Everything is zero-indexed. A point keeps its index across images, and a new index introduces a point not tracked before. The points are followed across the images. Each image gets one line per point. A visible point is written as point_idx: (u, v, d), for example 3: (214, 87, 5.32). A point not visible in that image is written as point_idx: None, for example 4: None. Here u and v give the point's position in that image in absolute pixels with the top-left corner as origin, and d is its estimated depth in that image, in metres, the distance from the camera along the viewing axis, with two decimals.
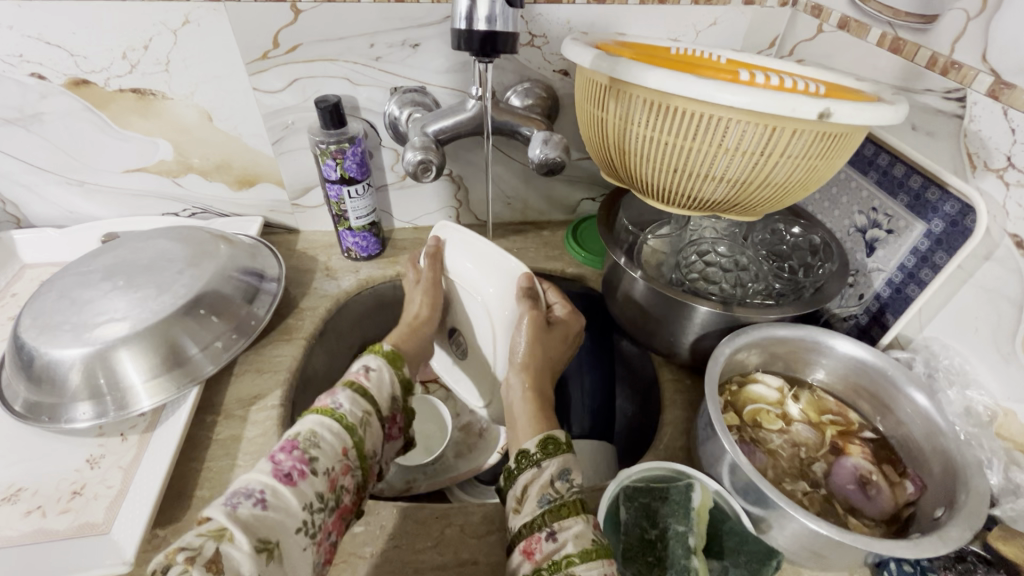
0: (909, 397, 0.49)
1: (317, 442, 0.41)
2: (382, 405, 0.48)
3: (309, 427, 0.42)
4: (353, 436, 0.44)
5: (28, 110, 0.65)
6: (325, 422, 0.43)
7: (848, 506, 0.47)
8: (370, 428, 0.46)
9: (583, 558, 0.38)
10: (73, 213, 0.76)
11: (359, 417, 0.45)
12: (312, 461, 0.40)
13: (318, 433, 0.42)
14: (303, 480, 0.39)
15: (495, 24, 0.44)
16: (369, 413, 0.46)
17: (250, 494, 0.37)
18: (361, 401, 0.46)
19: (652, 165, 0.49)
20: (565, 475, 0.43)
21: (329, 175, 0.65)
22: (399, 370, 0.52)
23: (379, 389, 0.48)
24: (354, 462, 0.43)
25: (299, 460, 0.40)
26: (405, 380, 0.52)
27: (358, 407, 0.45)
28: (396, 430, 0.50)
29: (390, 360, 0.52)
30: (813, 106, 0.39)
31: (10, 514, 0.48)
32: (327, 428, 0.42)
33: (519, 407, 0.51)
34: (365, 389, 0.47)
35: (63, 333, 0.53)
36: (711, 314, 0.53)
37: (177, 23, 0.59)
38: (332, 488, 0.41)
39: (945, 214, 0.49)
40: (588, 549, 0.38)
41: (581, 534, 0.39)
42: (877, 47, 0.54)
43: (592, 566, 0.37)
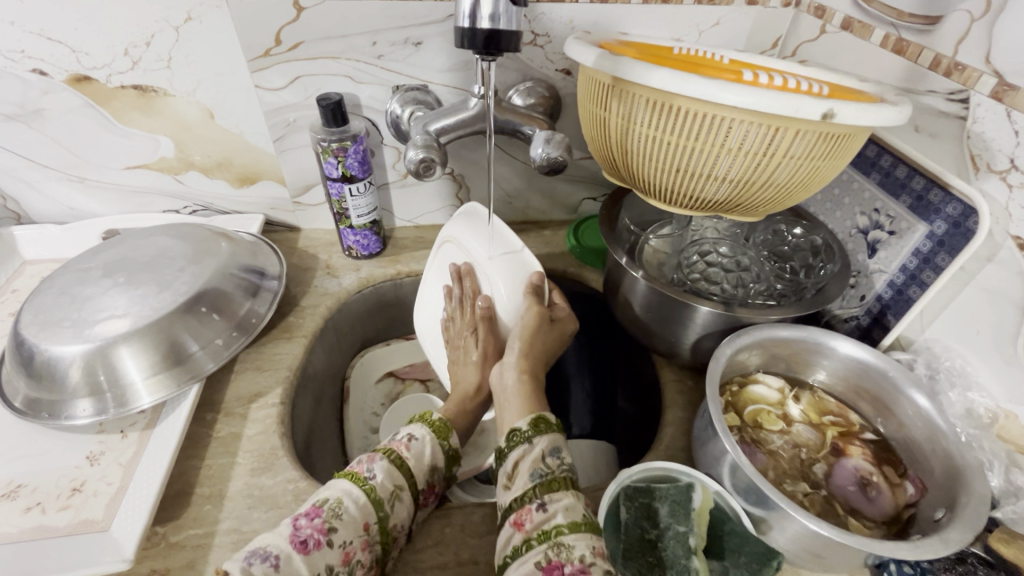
0: (910, 399, 0.49)
1: (341, 511, 0.41)
2: (417, 479, 0.47)
3: (337, 495, 0.43)
4: (378, 511, 0.43)
5: (29, 106, 0.64)
6: (354, 491, 0.43)
7: (849, 507, 0.47)
8: (400, 503, 0.45)
9: (573, 530, 0.38)
10: (74, 209, 0.76)
11: (389, 491, 0.45)
12: (332, 532, 0.40)
13: (345, 502, 0.42)
14: (316, 550, 0.39)
15: (499, 22, 0.44)
16: (401, 488, 0.45)
17: (266, 557, 0.38)
18: (397, 474, 0.46)
19: (655, 165, 0.49)
20: (556, 451, 0.44)
21: (330, 173, 0.65)
22: (444, 442, 0.51)
23: (417, 461, 0.48)
24: (375, 536, 0.42)
25: (319, 528, 0.40)
26: (451, 451, 0.52)
27: (391, 480, 0.45)
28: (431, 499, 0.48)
29: (436, 430, 0.51)
30: (817, 107, 0.39)
31: (10, 510, 0.48)
32: (353, 498, 0.43)
33: (512, 385, 0.52)
34: (403, 458, 0.47)
35: (64, 330, 0.53)
36: (712, 314, 0.53)
37: (179, 20, 0.59)
38: (346, 562, 0.40)
39: (947, 215, 0.48)
40: (577, 522, 0.39)
41: (571, 507, 0.40)
42: (880, 48, 0.54)
43: (581, 536, 0.38)
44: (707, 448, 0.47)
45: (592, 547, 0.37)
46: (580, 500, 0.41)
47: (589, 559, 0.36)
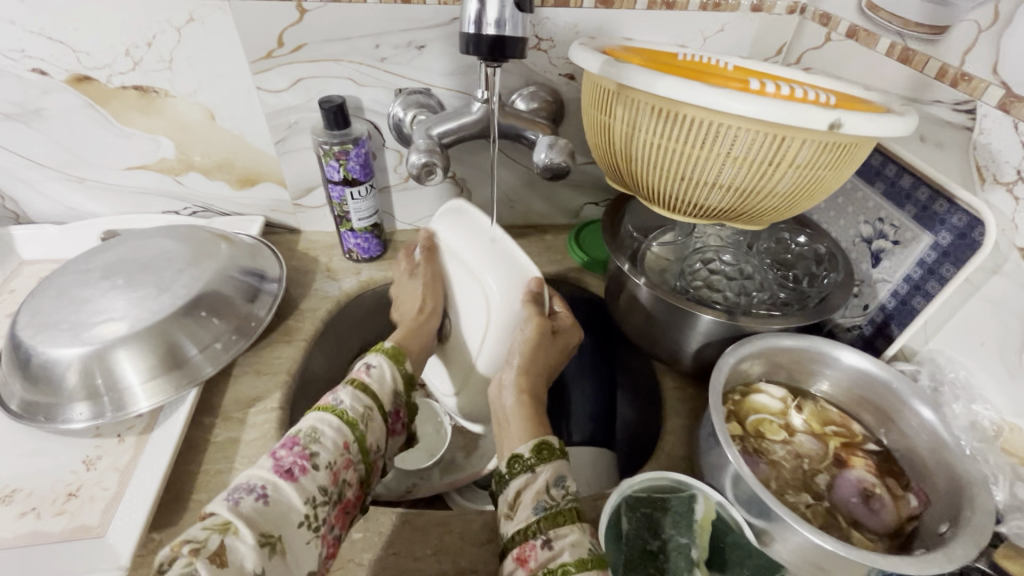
0: (914, 411, 0.48)
1: (318, 438, 0.42)
2: (384, 400, 0.48)
3: (309, 424, 0.43)
4: (354, 430, 0.44)
5: (28, 106, 0.64)
6: (325, 418, 0.43)
7: (852, 519, 0.46)
8: (373, 422, 0.46)
9: (579, 567, 0.37)
10: (73, 209, 0.75)
11: (359, 412, 0.45)
12: (313, 457, 0.41)
13: (319, 429, 0.43)
14: (303, 475, 0.39)
15: (505, 28, 0.43)
16: (370, 408, 0.46)
17: (252, 491, 0.37)
18: (362, 397, 0.46)
19: (659, 173, 0.48)
20: (560, 479, 0.43)
21: (331, 176, 0.64)
22: (401, 365, 0.52)
23: (380, 385, 0.48)
24: (357, 455, 0.43)
25: (300, 456, 0.40)
26: (410, 375, 0.53)
27: (359, 403, 0.46)
28: (400, 425, 0.50)
29: (392, 357, 0.52)
30: (824, 116, 0.39)
31: (5, 515, 0.47)
32: (328, 424, 0.43)
33: (513, 411, 0.49)
34: (366, 382, 0.47)
35: (61, 332, 0.52)
36: (715, 323, 0.53)
37: (182, 20, 0.59)
38: (334, 483, 0.41)
39: (952, 226, 0.48)
40: (584, 558, 0.38)
41: (578, 543, 0.39)
42: (886, 56, 0.53)
43: (588, 574, 0.37)
44: (709, 458, 0.47)
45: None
46: (586, 532, 0.40)
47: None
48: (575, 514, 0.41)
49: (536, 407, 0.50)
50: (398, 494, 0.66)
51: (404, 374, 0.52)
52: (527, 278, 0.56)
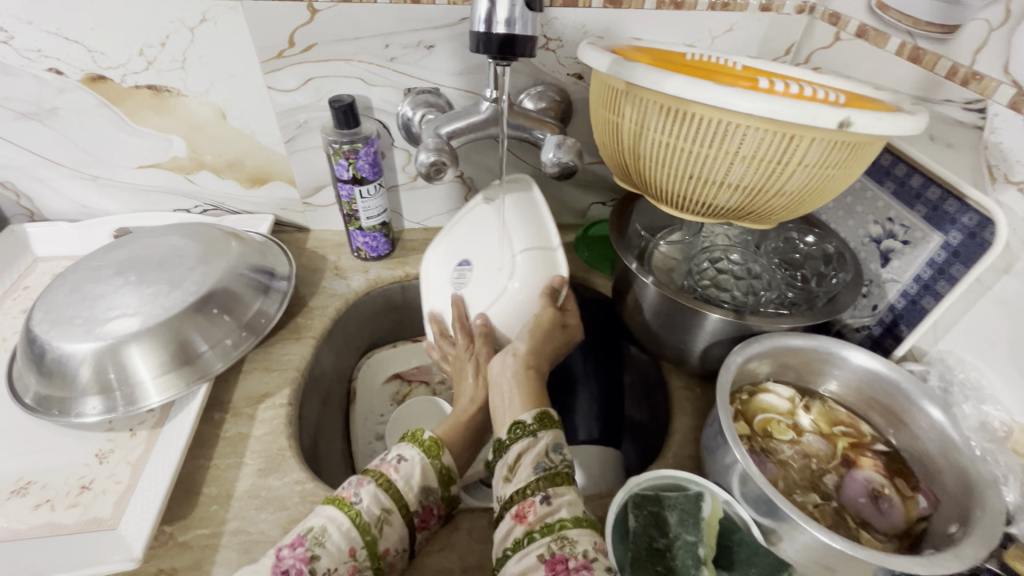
0: (922, 411, 0.48)
1: (324, 540, 0.41)
2: (407, 500, 0.45)
3: (321, 523, 0.42)
4: (364, 535, 0.42)
5: (44, 105, 0.65)
6: (338, 518, 0.42)
7: (861, 520, 0.46)
8: (389, 526, 0.43)
9: (576, 524, 0.39)
10: (85, 207, 0.77)
11: (374, 516, 0.43)
12: (313, 560, 0.39)
13: (327, 529, 0.41)
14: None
15: (514, 27, 0.44)
16: (389, 510, 0.44)
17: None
18: (382, 497, 0.44)
19: (668, 171, 0.49)
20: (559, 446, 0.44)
21: (341, 175, 0.65)
22: (434, 458, 0.48)
23: (406, 483, 0.46)
24: (364, 561, 0.41)
25: (301, 557, 0.39)
26: (445, 469, 0.49)
27: (377, 504, 0.43)
28: (430, 522, 0.46)
29: (426, 449, 0.48)
30: (833, 115, 0.39)
31: (19, 507, 0.48)
32: (336, 525, 0.42)
33: (511, 380, 0.51)
34: (389, 479, 0.45)
35: (75, 327, 0.53)
36: (723, 322, 0.53)
37: (194, 21, 0.59)
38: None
39: (963, 226, 0.48)
40: (580, 517, 0.39)
41: (574, 502, 0.41)
42: (896, 56, 0.53)
43: (584, 531, 0.38)
44: (717, 457, 0.47)
45: (594, 542, 0.38)
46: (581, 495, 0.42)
47: (592, 555, 0.37)
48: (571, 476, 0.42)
49: (538, 381, 0.52)
50: None
51: (438, 470, 0.48)
52: (552, 273, 0.57)
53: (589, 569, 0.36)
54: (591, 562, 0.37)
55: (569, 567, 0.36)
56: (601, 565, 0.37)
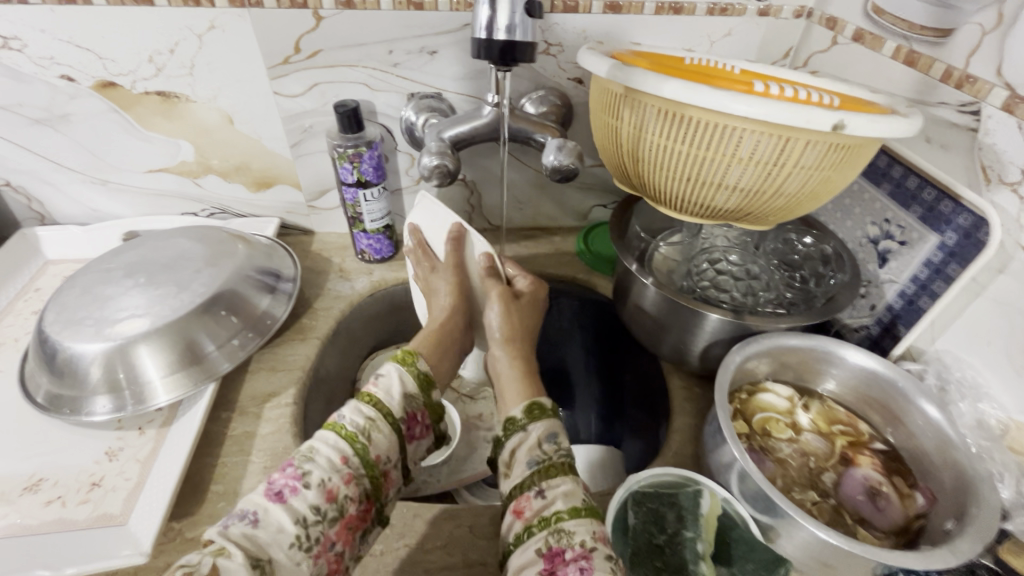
0: (919, 409, 0.49)
1: (313, 457, 0.41)
2: (391, 409, 0.46)
3: (308, 444, 0.42)
4: (354, 445, 0.43)
5: (56, 111, 0.66)
6: (325, 436, 0.43)
7: (859, 517, 0.47)
8: (378, 434, 0.44)
9: (573, 516, 0.39)
10: (95, 211, 0.78)
11: (360, 426, 0.44)
12: (305, 475, 0.40)
13: (315, 447, 0.42)
14: (294, 496, 0.39)
15: (515, 33, 0.45)
16: (375, 419, 0.45)
17: (243, 516, 0.38)
18: (365, 409, 0.45)
19: (666, 173, 0.49)
20: (553, 437, 0.44)
21: (346, 178, 0.66)
22: (411, 365, 0.50)
23: (386, 393, 0.47)
24: (358, 470, 0.42)
25: (292, 477, 0.40)
26: (424, 374, 0.51)
27: (361, 416, 0.44)
28: (418, 428, 0.48)
29: (402, 361, 0.50)
30: (827, 117, 0.39)
31: (31, 503, 0.49)
32: (325, 442, 0.42)
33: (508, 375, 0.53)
34: (371, 394, 0.46)
35: (86, 327, 0.54)
36: (721, 322, 0.54)
37: (203, 28, 0.61)
38: (330, 500, 0.40)
39: (958, 226, 0.49)
40: (577, 507, 0.40)
41: (569, 493, 0.40)
42: (892, 59, 0.54)
43: (581, 522, 0.38)
44: (716, 455, 0.47)
45: (592, 531, 0.38)
46: (579, 483, 0.42)
47: (590, 544, 0.37)
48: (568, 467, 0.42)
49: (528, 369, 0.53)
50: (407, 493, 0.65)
51: (416, 377, 0.50)
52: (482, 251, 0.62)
53: (588, 560, 0.36)
54: (590, 551, 0.37)
55: (567, 560, 0.36)
56: (599, 553, 0.37)
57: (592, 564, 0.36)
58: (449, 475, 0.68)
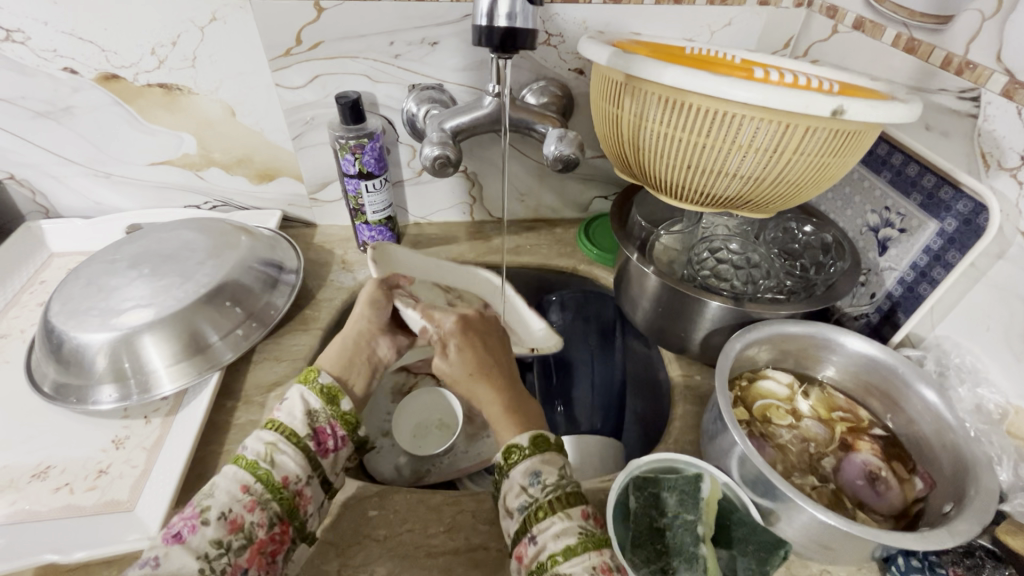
0: (918, 394, 0.49)
1: (213, 493, 0.41)
2: (298, 430, 0.46)
3: (212, 483, 0.42)
4: (255, 472, 0.43)
5: (59, 104, 0.67)
6: (227, 471, 0.43)
7: (858, 501, 0.47)
8: (281, 457, 0.44)
9: (567, 557, 0.38)
10: (99, 204, 0.78)
11: (260, 455, 0.44)
12: (204, 511, 0.39)
13: (218, 483, 0.42)
14: (194, 534, 0.38)
15: (516, 21, 0.45)
16: (276, 443, 0.44)
17: (143, 563, 0.37)
18: (267, 435, 0.45)
19: (667, 161, 0.50)
20: (534, 476, 0.43)
21: (347, 169, 0.66)
22: (313, 382, 0.49)
23: (290, 416, 0.46)
24: (263, 495, 0.42)
25: (191, 517, 0.39)
26: (328, 387, 0.49)
27: (262, 444, 0.44)
28: (330, 442, 0.47)
29: (303, 380, 0.50)
30: (827, 103, 0.40)
31: (40, 489, 0.50)
32: (225, 476, 0.42)
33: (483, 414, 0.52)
34: (274, 420, 0.46)
35: (91, 317, 0.55)
36: (722, 309, 0.54)
37: (205, 20, 0.61)
38: (234, 530, 0.39)
39: (958, 213, 0.49)
40: (572, 546, 0.39)
41: (563, 532, 0.40)
42: (892, 47, 0.54)
43: (577, 561, 0.38)
44: (717, 441, 0.48)
45: (591, 571, 0.38)
46: (571, 517, 0.41)
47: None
48: (554, 505, 0.41)
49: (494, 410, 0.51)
50: (410, 481, 0.67)
51: (319, 391, 0.48)
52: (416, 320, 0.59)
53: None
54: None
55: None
56: None
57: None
58: (449, 467, 0.68)
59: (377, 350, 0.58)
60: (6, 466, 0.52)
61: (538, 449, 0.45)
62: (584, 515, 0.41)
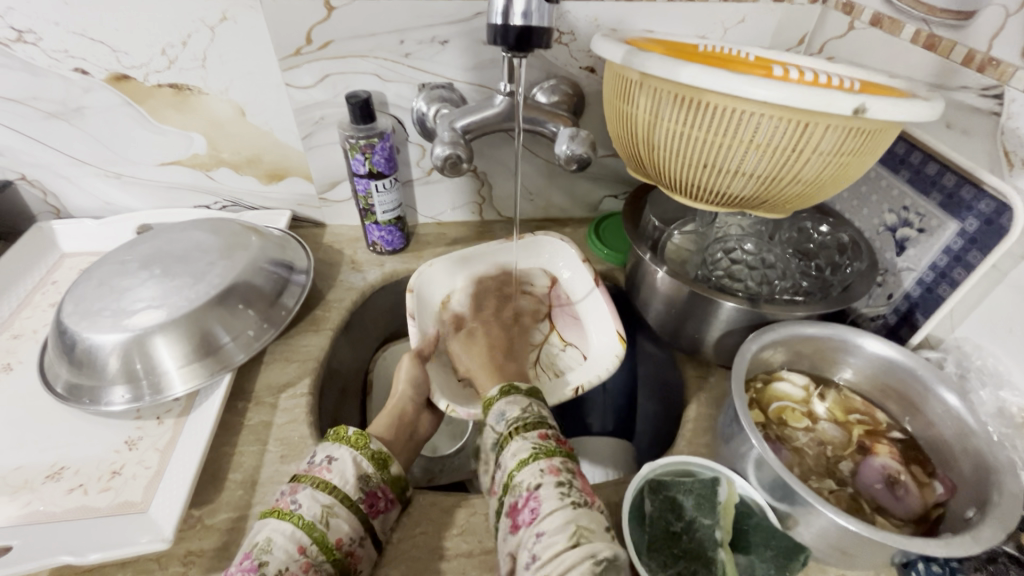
0: (938, 397, 0.48)
1: (270, 548, 0.39)
2: (351, 494, 0.44)
3: (265, 535, 0.40)
4: (312, 533, 0.41)
5: (70, 104, 0.67)
6: (281, 526, 0.41)
7: (877, 505, 0.46)
8: (337, 519, 0.42)
9: (520, 468, 0.41)
10: (110, 204, 0.79)
11: (317, 514, 0.42)
12: (263, 566, 0.38)
13: (274, 538, 0.40)
14: None
15: (531, 19, 0.44)
16: (332, 505, 0.42)
17: None
18: (321, 496, 0.43)
19: (681, 160, 0.49)
20: (499, 416, 0.46)
21: (357, 169, 0.66)
22: (365, 449, 0.47)
23: (344, 478, 0.44)
24: (318, 556, 0.40)
25: (248, 568, 0.38)
26: (381, 454, 0.47)
27: (319, 504, 0.42)
28: (381, 504, 0.46)
29: (353, 444, 0.47)
30: (848, 102, 0.39)
31: (54, 491, 0.50)
32: (281, 533, 0.40)
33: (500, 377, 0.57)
34: (326, 481, 0.44)
35: (104, 318, 0.55)
36: (737, 310, 0.54)
37: (215, 20, 0.61)
38: None
39: (980, 212, 0.48)
40: (524, 458, 0.41)
41: (517, 450, 0.42)
42: (911, 44, 0.53)
43: (526, 470, 0.40)
44: (732, 444, 0.47)
45: (540, 470, 0.40)
46: (527, 437, 0.43)
47: (534, 483, 0.39)
48: (515, 432, 0.44)
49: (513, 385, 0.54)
50: (421, 481, 0.67)
51: (370, 456, 0.46)
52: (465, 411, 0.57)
53: (535, 497, 0.39)
54: (535, 489, 0.39)
55: (520, 508, 0.39)
56: (547, 486, 0.39)
57: (539, 500, 0.38)
58: (461, 467, 0.69)
59: (417, 424, 0.58)
60: (20, 467, 0.52)
61: (504, 395, 0.48)
62: (543, 435, 0.43)
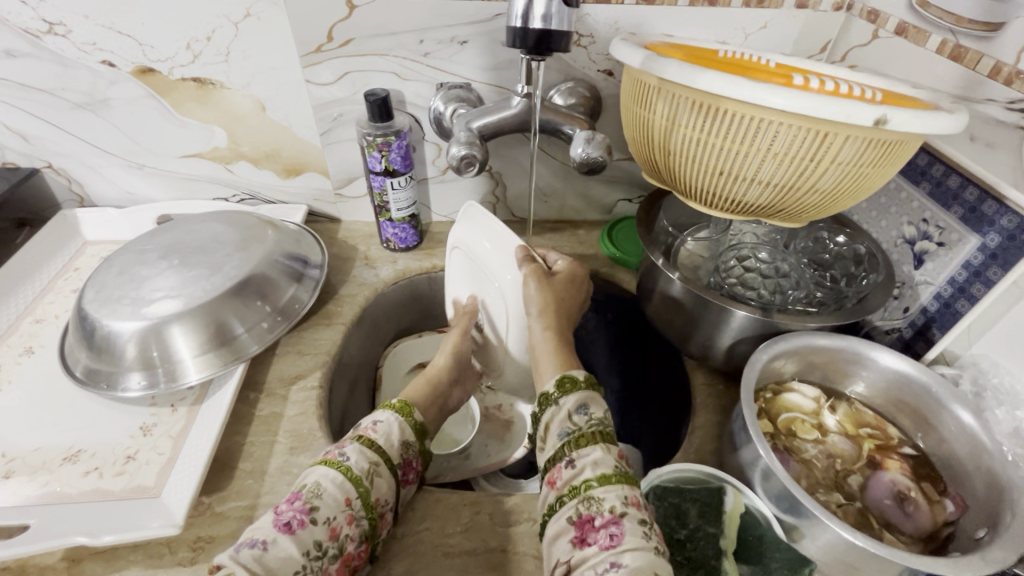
0: (953, 414, 0.47)
1: (320, 493, 0.42)
2: (392, 456, 0.47)
3: (315, 478, 0.43)
4: (358, 487, 0.43)
5: (97, 96, 0.68)
6: (330, 473, 0.43)
7: (885, 522, 0.46)
8: (379, 478, 0.45)
9: (602, 483, 0.41)
10: (131, 194, 0.80)
11: (364, 469, 0.44)
12: (314, 511, 0.41)
13: (323, 483, 0.42)
14: (302, 528, 0.40)
15: (551, 22, 0.44)
16: (378, 463, 0.45)
17: (253, 543, 0.38)
18: (368, 452, 0.46)
19: (697, 166, 0.49)
20: (582, 411, 0.46)
21: (374, 167, 0.66)
22: (409, 416, 0.51)
23: (388, 441, 0.48)
24: (360, 510, 0.42)
25: (301, 510, 0.40)
26: (420, 425, 0.52)
27: (365, 458, 0.45)
28: (412, 475, 0.49)
29: (400, 411, 0.52)
30: (869, 113, 0.38)
31: (71, 473, 0.51)
32: (331, 479, 0.43)
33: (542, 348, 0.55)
34: (371, 438, 0.47)
35: (123, 306, 0.56)
36: (748, 319, 0.53)
37: (239, 16, 0.62)
38: (333, 538, 0.40)
39: (1001, 228, 0.47)
40: (607, 474, 0.42)
41: (600, 461, 0.43)
42: (936, 54, 0.53)
43: (610, 489, 0.41)
44: (740, 453, 0.47)
45: (623, 498, 0.40)
46: (609, 451, 0.44)
47: (619, 509, 0.39)
48: (598, 437, 0.44)
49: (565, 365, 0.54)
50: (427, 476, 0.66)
51: (413, 426, 0.51)
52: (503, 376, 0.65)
53: (618, 525, 0.39)
54: (619, 516, 0.39)
55: (597, 528, 0.39)
56: (631, 517, 0.39)
57: (621, 528, 0.38)
58: (465, 465, 0.68)
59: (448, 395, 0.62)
60: (40, 448, 0.53)
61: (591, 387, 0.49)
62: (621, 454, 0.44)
